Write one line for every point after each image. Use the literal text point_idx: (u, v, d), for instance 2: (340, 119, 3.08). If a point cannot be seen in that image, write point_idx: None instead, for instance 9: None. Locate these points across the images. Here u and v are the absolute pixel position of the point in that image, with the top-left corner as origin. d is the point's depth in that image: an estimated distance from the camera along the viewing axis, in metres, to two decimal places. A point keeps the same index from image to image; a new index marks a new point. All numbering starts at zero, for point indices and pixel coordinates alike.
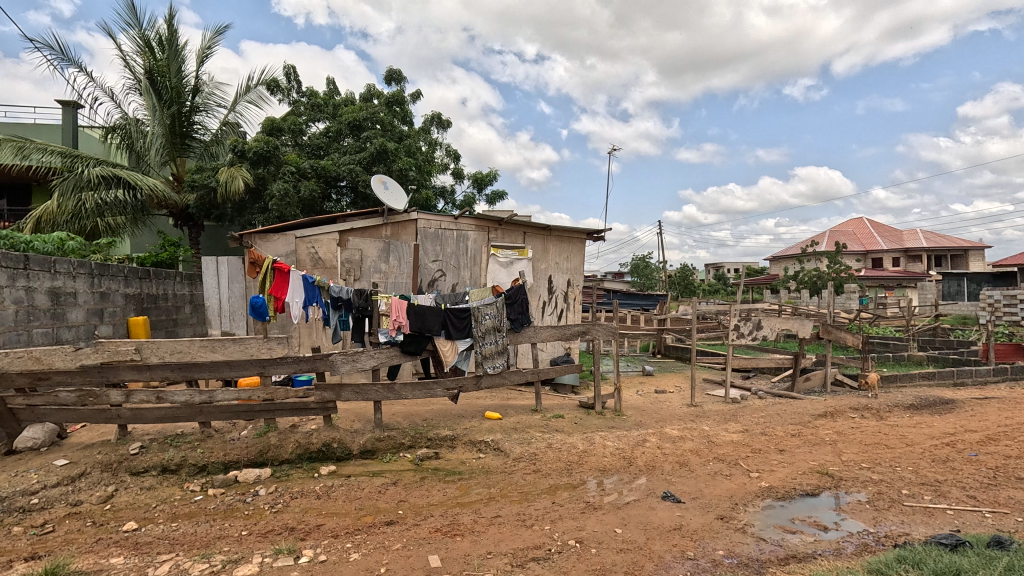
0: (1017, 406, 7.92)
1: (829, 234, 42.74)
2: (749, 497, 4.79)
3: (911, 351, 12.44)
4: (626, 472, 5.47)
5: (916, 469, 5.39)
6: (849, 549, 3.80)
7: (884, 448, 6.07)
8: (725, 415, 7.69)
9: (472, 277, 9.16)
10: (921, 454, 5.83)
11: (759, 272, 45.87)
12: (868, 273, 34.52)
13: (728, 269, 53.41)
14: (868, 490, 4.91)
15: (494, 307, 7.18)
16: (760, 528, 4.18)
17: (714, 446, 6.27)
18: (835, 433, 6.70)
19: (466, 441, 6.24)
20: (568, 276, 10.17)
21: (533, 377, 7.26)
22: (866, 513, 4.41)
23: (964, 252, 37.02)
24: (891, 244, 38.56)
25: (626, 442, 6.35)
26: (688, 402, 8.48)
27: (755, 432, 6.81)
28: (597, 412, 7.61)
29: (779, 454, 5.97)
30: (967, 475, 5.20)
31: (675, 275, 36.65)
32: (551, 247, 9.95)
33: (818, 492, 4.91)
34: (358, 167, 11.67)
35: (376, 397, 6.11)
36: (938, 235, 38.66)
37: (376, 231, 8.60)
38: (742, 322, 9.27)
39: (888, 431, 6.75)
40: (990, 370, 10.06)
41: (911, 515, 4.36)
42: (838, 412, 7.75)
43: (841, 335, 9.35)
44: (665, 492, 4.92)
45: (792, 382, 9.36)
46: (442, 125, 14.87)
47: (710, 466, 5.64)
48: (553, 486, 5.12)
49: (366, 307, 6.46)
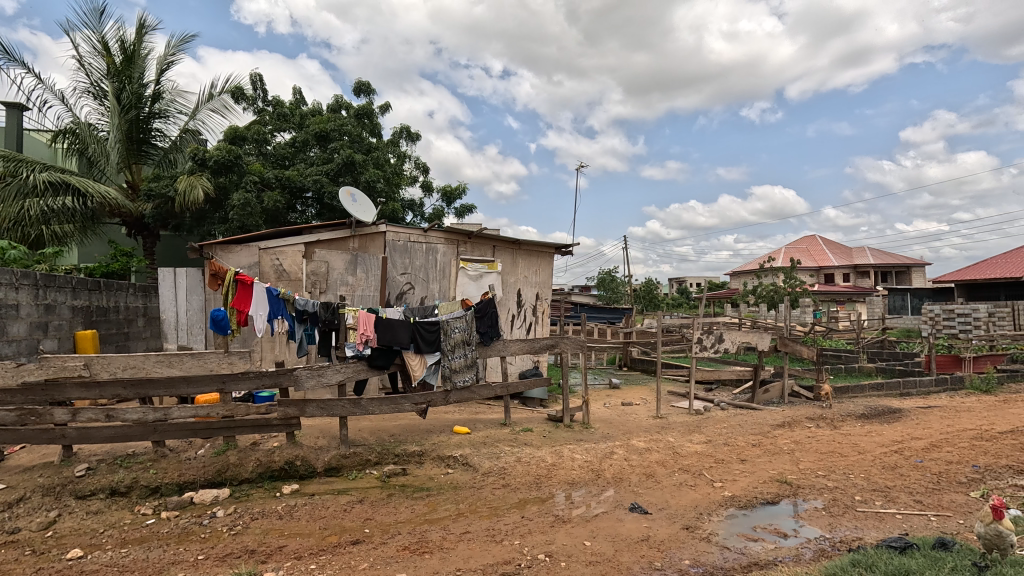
0: (956, 415, 8.40)
1: (785, 250, 44.66)
2: (713, 507, 4.90)
3: (861, 363, 13.05)
4: (594, 484, 5.52)
5: (868, 476, 5.64)
6: (808, 555, 3.94)
7: (839, 456, 6.35)
8: (690, 426, 7.87)
9: (440, 290, 9.13)
10: (872, 462, 6.12)
11: (720, 286, 47.45)
12: (821, 288, 36.08)
13: (691, 284, 55.06)
14: (824, 497, 5.11)
15: (464, 320, 7.14)
16: (723, 537, 4.29)
17: (679, 457, 6.40)
18: (793, 442, 6.95)
19: (434, 456, 6.16)
20: (537, 290, 10.25)
21: (503, 390, 7.25)
22: (822, 520, 4.59)
23: (908, 269, 39.29)
24: (842, 260, 40.53)
25: (594, 454, 6.42)
26: (654, 414, 8.62)
27: (718, 442, 7.01)
28: (566, 425, 7.63)
29: (741, 464, 6.15)
30: (913, 480, 5.48)
31: (640, 290, 37.54)
32: (521, 260, 10.03)
33: (777, 500, 5.07)
34: (324, 178, 11.51)
35: (342, 412, 5.95)
36: (883, 253, 40.97)
37: (342, 243, 8.48)
38: (705, 335, 9.53)
39: (841, 439, 7.06)
40: (933, 381, 10.65)
41: (864, 520, 4.56)
42: (795, 422, 8.05)
43: (798, 347, 9.71)
44: (633, 504, 4.98)
45: (753, 394, 9.68)
46: (411, 137, 14.86)
47: (676, 476, 5.76)
48: (522, 500, 5.10)
49: (333, 320, 6.35)
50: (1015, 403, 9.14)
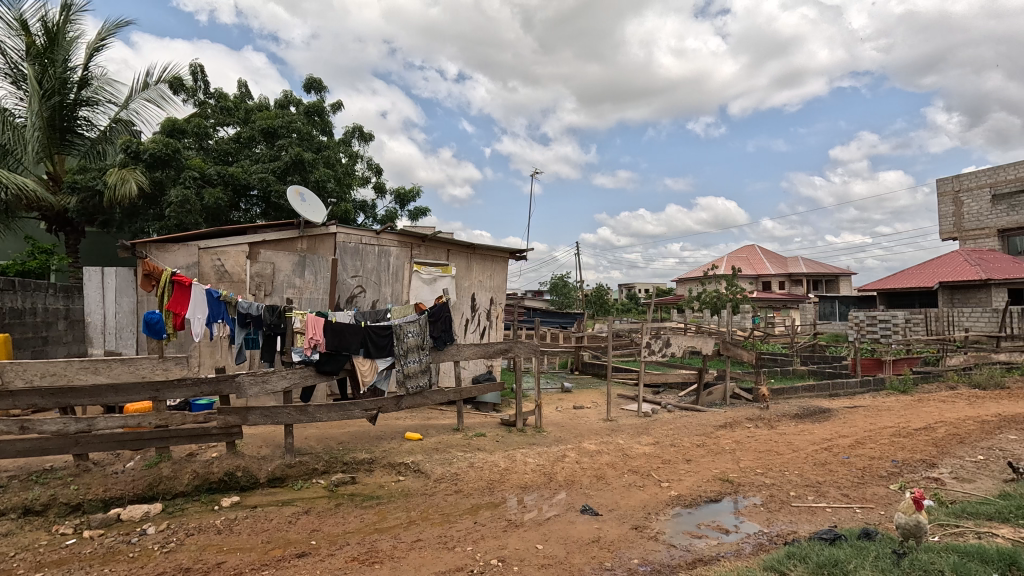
0: (878, 414, 9.08)
1: (727, 259, 46.87)
2: (660, 507, 5.06)
3: (795, 366, 13.87)
4: (546, 488, 5.57)
5: (801, 472, 6.00)
6: (748, 550, 4.13)
7: (775, 454, 6.71)
8: (638, 429, 8.09)
9: (393, 294, 8.96)
10: (804, 459, 6.51)
11: (667, 292, 49.17)
12: (759, 295, 38.09)
13: (639, 290, 56.74)
14: (762, 493, 5.38)
15: (417, 324, 7.04)
16: (670, 535, 4.43)
17: (628, 459, 6.57)
18: (734, 442, 7.29)
19: (385, 464, 6.02)
20: (491, 294, 10.25)
21: (456, 395, 7.19)
22: (761, 515, 4.83)
23: (836, 277, 42.15)
24: (778, 269, 42.97)
25: (546, 458, 6.48)
26: (604, 417, 8.80)
27: (665, 444, 7.24)
28: (518, 429, 7.66)
29: (686, 464, 6.39)
30: (841, 475, 5.87)
31: (592, 295, 38.33)
32: (475, 264, 10.01)
33: (720, 498, 5.30)
34: (271, 176, 11.07)
35: (287, 420, 5.71)
36: (815, 263, 43.78)
37: (290, 244, 8.18)
38: (653, 339, 9.84)
39: (778, 438, 7.47)
40: (858, 383, 11.46)
41: (798, 514, 4.83)
42: (736, 423, 8.44)
43: (738, 351, 10.20)
44: (585, 505, 5.06)
45: (697, 396, 10.08)
46: (363, 138, 14.55)
47: (625, 478, 5.90)
48: (475, 506, 5.07)
49: (279, 325, 6.09)
50: (927, 402, 9.99)
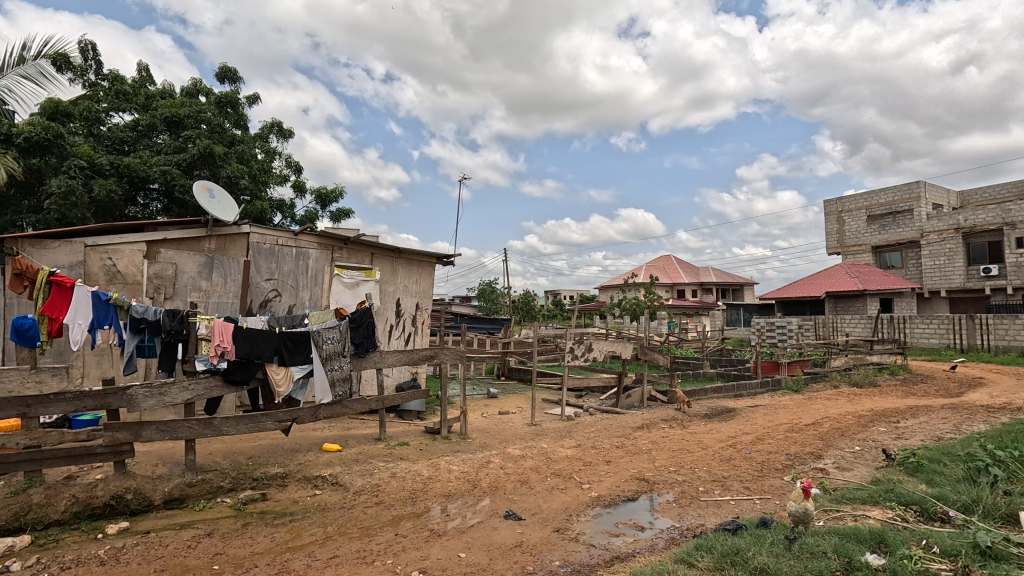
0: (775, 412, 9.94)
1: (645, 268, 49.39)
2: (581, 508, 5.19)
3: (705, 369, 14.86)
4: (470, 495, 5.53)
5: (709, 468, 6.42)
6: (661, 544, 4.35)
7: (686, 452, 7.14)
8: (561, 432, 8.28)
9: (312, 298, 8.54)
10: (712, 456, 6.98)
11: (591, 299, 50.93)
12: (675, 303, 40.48)
13: (565, 297, 58.28)
14: (674, 490, 5.70)
15: (337, 331, 6.75)
16: (590, 535, 4.56)
17: (551, 462, 6.69)
18: (650, 442, 7.66)
19: (300, 478, 5.69)
20: (416, 299, 10.05)
21: (379, 404, 6.95)
22: (673, 511, 5.11)
23: (740, 286, 45.81)
24: (691, 278, 45.94)
25: (471, 465, 6.45)
26: (529, 422, 8.91)
27: (586, 446, 7.46)
28: (443, 437, 7.55)
29: (606, 464, 6.62)
30: (743, 469, 6.35)
31: (519, 302, 38.82)
32: (400, 269, 9.79)
33: (636, 496, 5.53)
34: (175, 169, 10.15)
35: (188, 435, 5.23)
36: (723, 273, 47.27)
37: (196, 244, 7.52)
38: (576, 345, 10.14)
39: (689, 437, 7.95)
40: (759, 383, 12.48)
41: (706, 508, 5.16)
42: (652, 424, 8.88)
43: (655, 355, 10.75)
44: (508, 511, 5.09)
45: (617, 399, 10.50)
46: (282, 134, 13.80)
47: (548, 481, 6.00)
48: (396, 517, 4.93)
49: (180, 330, 5.59)
50: (816, 400, 11.08)
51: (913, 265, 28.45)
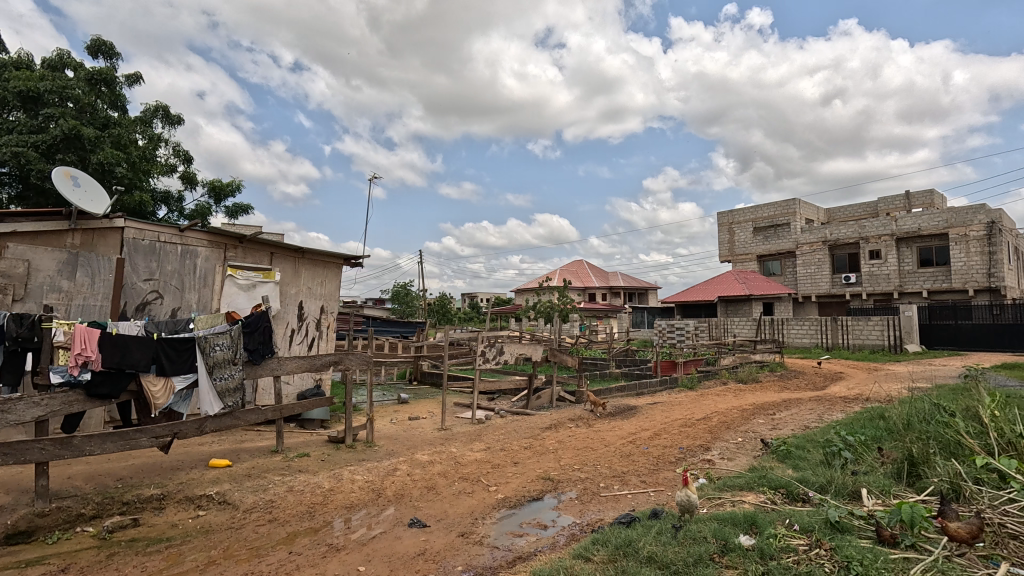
0: (671, 408, 10.67)
1: (559, 272, 50.94)
2: (487, 511, 5.23)
3: (611, 369, 15.60)
4: (373, 505, 5.35)
5: (610, 465, 6.75)
6: (561, 541, 4.49)
7: (590, 450, 7.45)
8: (471, 435, 8.28)
9: (200, 301, 7.83)
10: (613, 452, 7.35)
11: (506, 302, 51.55)
12: (586, 306, 42.12)
13: (481, 299, 58.46)
14: (577, 487, 5.92)
15: (228, 336, 6.21)
16: (494, 537, 4.61)
17: (459, 467, 6.66)
18: (557, 442, 7.90)
19: (181, 498, 5.18)
20: (321, 302, 9.56)
21: (275, 414, 6.49)
22: (575, 507, 5.30)
23: (645, 290, 48.73)
24: (601, 282, 48.08)
25: (376, 474, 6.24)
26: (439, 427, 8.82)
27: (495, 448, 7.53)
28: (347, 446, 7.24)
29: (514, 466, 6.72)
30: (640, 464, 6.75)
31: (434, 304, 38.34)
32: (303, 270, 9.27)
33: (541, 496, 5.68)
34: (31, 151, 8.93)
35: (40, 458, 4.56)
36: (630, 277, 49.99)
37: (55, 239, 6.66)
38: (488, 348, 10.20)
39: (593, 436, 8.30)
40: (659, 382, 13.33)
41: (605, 503, 5.41)
42: (560, 424, 9.16)
43: (564, 357, 11.10)
44: (412, 519, 4.99)
45: (527, 401, 10.71)
46: (169, 119, 12.53)
47: (455, 486, 5.97)
48: (291, 534, 4.64)
49: (31, 339, 4.89)
50: (707, 396, 12.05)
51: (790, 273, 31.97)
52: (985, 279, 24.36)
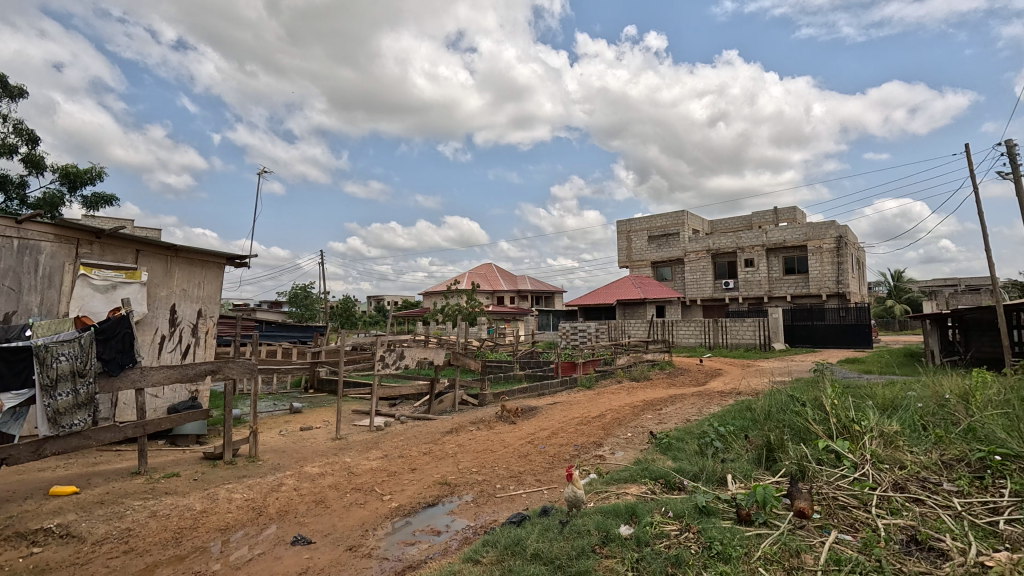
0: (570, 407, 11.10)
1: (468, 275, 50.97)
2: (379, 521, 5.06)
3: (515, 371, 15.89)
4: (253, 524, 4.96)
5: (507, 466, 6.85)
6: (454, 546, 4.47)
7: (489, 452, 7.51)
8: (368, 444, 7.99)
9: (43, 304, 6.78)
10: (512, 453, 7.47)
11: (414, 305, 50.53)
12: (494, 309, 42.55)
13: (388, 302, 56.78)
14: (473, 490, 5.93)
15: (76, 344, 5.43)
16: (384, 548, 4.47)
17: (352, 477, 6.39)
18: (456, 446, 7.87)
19: (9, 535, 4.42)
20: (199, 306, 8.71)
21: (138, 431, 5.78)
22: (470, 511, 5.30)
23: (551, 294, 50.31)
24: (509, 285, 48.84)
25: (258, 491, 5.79)
26: (333, 436, 8.40)
27: (393, 456, 7.32)
28: (226, 462, 6.65)
29: (411, 473, 6.58)
30: (537, 463, 6.94)
31: (337, 307, 36.57)
32: (177, 270, 8.39)
33: (436, 501, 5.61)
34: None
35: None
36: (537, 281, 51.33)
37: None
38: (387, 352, 9.92)
39: (493, 438, 8.38)
40: (559, 383, 13.78)
41: (500, 504, 5.48)
42: (461, 427, 9.14)
43: (466, 360, 11.10)
44: (296, 536, 4.69)
45: (429, 406, 10.56)
46: (9, 91, 10.74)
47: (347, 497, 5.71)
48: (151, 564, 4.16)
49: None
50: (602, 395, 12.69)
51: (679, 278, 34.73)
52: (834, 285, 28.21)
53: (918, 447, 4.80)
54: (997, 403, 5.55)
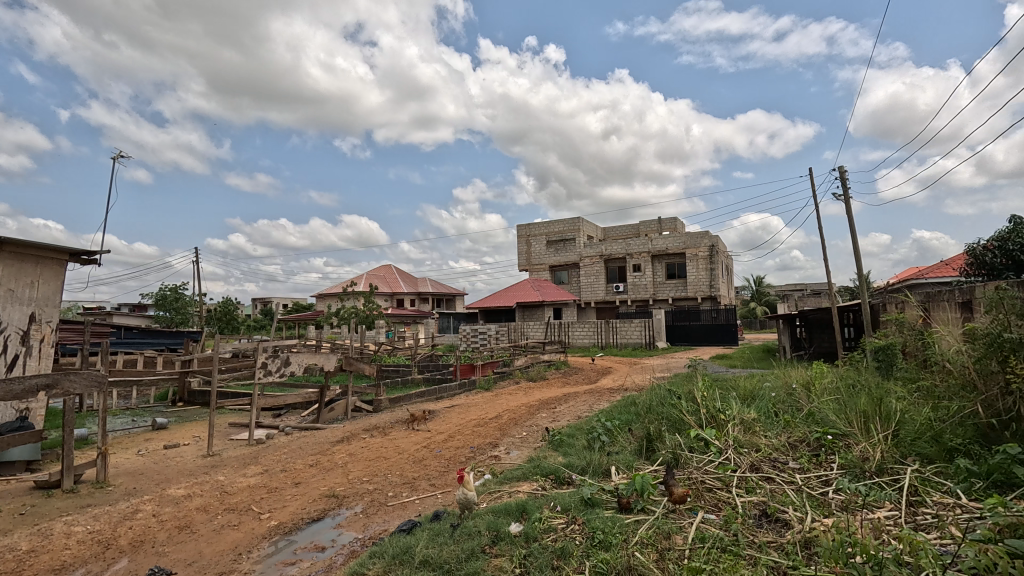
0: (467, 409, 11.10)
1: (365, 276, 49.02)
2: (255, 543, 4.65)
3: (413, 375, 15.56)
4: (98, 560, 4.31)
5: (401, 472, 6.66)
6: (339, 560, 4.24)
7: (382, 460, 7.26)
8: (246, 459, 7.32)
9: None
10: (406, 459, 7.29)
11: (305, 308, 47.50)
12: (393, 312, 41.34)
13: (276, 305, 52.75)
14: (363, 500, 5.68)
15: None
16: (260, 572, 4.12)
17: (225, 496, 5.80)
18: (347, 455, 7.50)
19: None
20: (31, 309, 7.42)
21: None
22: (358, 522, 5.06)
23: (452, 296, 50.12)
24: (409, 287, 47.80)
25: (105, 521, 5.04)
26: (204, 453, 7.59)
27: (274, 470, 6.78)
28: (65, 491, 5.72)
29: (294, 487, 6.14)
30: (432, 467, 6.83)
31: (215, 310, 33.24)
32: (1, 267, 7.07)
33: (322, 515, 5.29)
34: None
35: None
36: (438, 283, 50.78)
37: None
38: (270, 359, 9.21)
39: (387, 444, 8.11)
40: (458, 385, 13.73)
41: (391, 512, 5.31)
42: (353, 435, 8.73)
43: (360, 365, 10.64)
44: (152, 568, 4.15)
45: (318, 415, 9.97)
46: None
47: (218, 519, 5.18)
48: None
49: None
50: (500, 396, 12.86)
51: (575, 281, 36.37)
52: (708, 289, 31.30)
53: (770, 431, 5.45)
54: (830, 390, 6.49)
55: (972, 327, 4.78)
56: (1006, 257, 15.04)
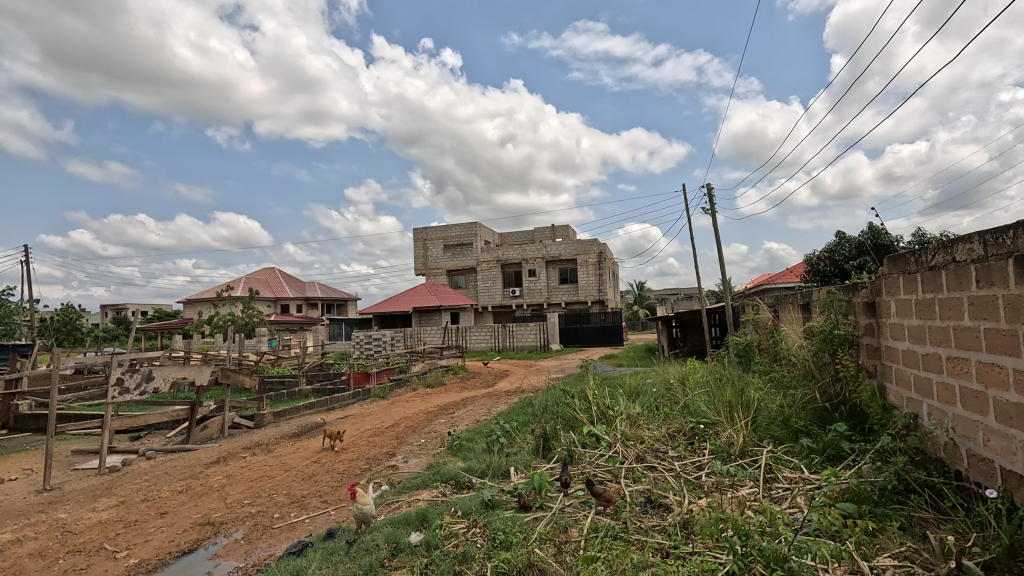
0: (362, 419, 10.64)
1: (244, 280, 44.90)
2: None
3: (300, 386, 14.55)
4: None
5: (288, 491, 6.19)
6: None
7: (266, 479, 6.69)
8: (95, 491, 6.33)
9: None
10: (294, 476, 6.79)
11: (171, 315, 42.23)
12: (277, 318, 38.33)
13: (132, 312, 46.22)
14: (245, 525, 5.19)
15: None
16: None
17: (68, 537, 4.95)
18: (224, 477, 6.80)
19: None
20: None
21: None
22: (239, 550, 4.62)
23: (344, 301, 47.68)
24: (296, 292, 44.65)
25: None
26: (38, 489, 6.43)
27: (133, 501, 5.93)
28: None
29: (159, 518, 5.43)
30: (323, 483, 6.44)
31: (52, 319, 28.32)
32: None
33: (194, 546, 4.74)
34: None
35: None
36: (328, 287, 48.02)
37: None
38: (127, 375, 8.06)
39: (272, 462, 7.49)
40: (351, 394, 13.09)
41: (277, 535, 4.91)
42: (231, 455, 7.93)
43: (238, 378, 9.70)
44: None
45: (188, 434, 8.93)
46: None
47: (59, 565, 4.41)
48: None
49: None
50: (396, 403, 12.50)
51: (473, 286, 36.57)
52: (597, 293, 33.24)
53: (652, 424, 5.91)
54: (701, 384, 7.21)
55: (811, 325, 5.60)
56: (834, 266, 17.88)
